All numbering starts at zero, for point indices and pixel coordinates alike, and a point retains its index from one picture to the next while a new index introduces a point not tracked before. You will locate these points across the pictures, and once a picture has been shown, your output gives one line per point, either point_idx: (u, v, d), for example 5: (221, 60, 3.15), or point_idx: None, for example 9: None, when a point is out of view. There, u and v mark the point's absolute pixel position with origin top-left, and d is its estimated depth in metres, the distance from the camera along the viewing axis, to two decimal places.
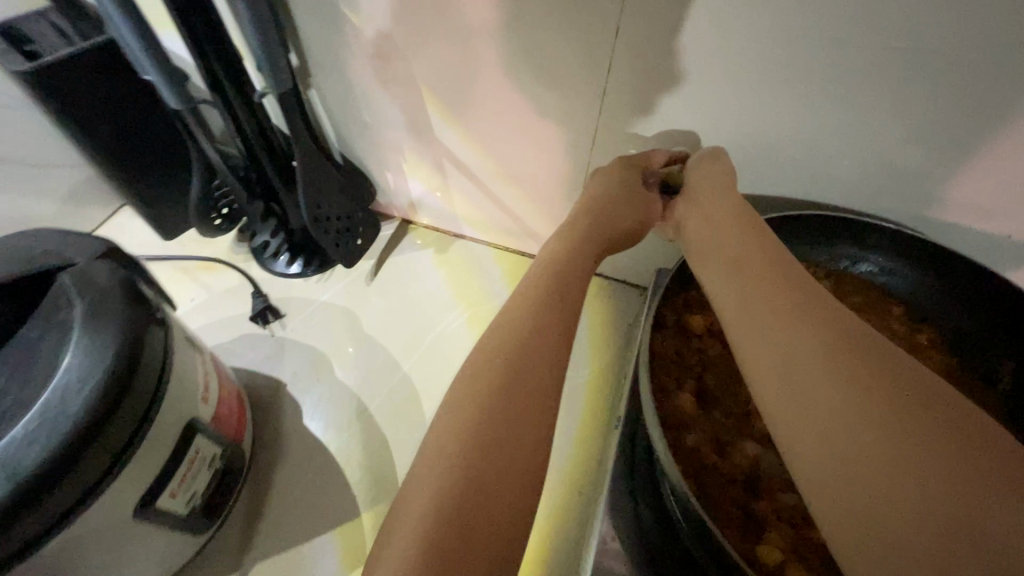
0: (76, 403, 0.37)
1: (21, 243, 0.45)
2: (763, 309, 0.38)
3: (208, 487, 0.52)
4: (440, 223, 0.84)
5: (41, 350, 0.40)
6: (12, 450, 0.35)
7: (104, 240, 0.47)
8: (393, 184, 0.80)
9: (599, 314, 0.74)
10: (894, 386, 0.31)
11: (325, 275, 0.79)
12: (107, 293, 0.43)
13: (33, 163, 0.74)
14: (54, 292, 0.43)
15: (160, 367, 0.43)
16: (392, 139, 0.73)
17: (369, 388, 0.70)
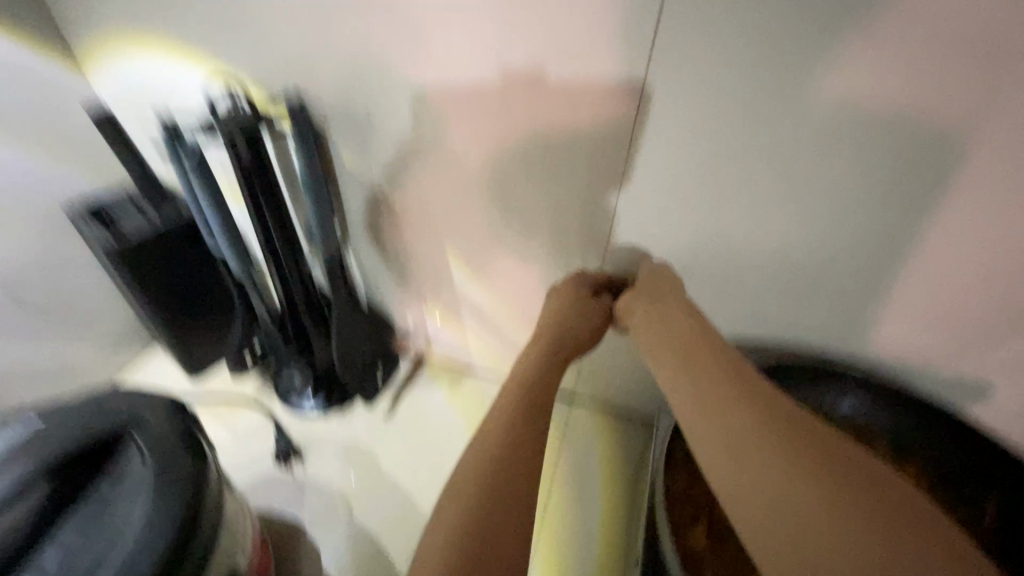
0: (147, 563, 0.40)
1: (95, 400, 0.49)
2: (721, 409, 0.41)
3: None
4: (453, 358, 0.90)
5: (112, 505, 0.44)
6: None
7: (170, 396, 0.52)
8: (412, 325, 0.88)
9: (609, 450, 0.79)
10: (803, 444, 0.37)
11: (345, 412, 0.84)
12: (176, 451, 0.47)
13: (87, 311, 0.82)
14: (127, 450, 0.47)
15: (213, 520, 0.46)
16: (417, 289, 0.82)
17: (388, 530, 0.71)
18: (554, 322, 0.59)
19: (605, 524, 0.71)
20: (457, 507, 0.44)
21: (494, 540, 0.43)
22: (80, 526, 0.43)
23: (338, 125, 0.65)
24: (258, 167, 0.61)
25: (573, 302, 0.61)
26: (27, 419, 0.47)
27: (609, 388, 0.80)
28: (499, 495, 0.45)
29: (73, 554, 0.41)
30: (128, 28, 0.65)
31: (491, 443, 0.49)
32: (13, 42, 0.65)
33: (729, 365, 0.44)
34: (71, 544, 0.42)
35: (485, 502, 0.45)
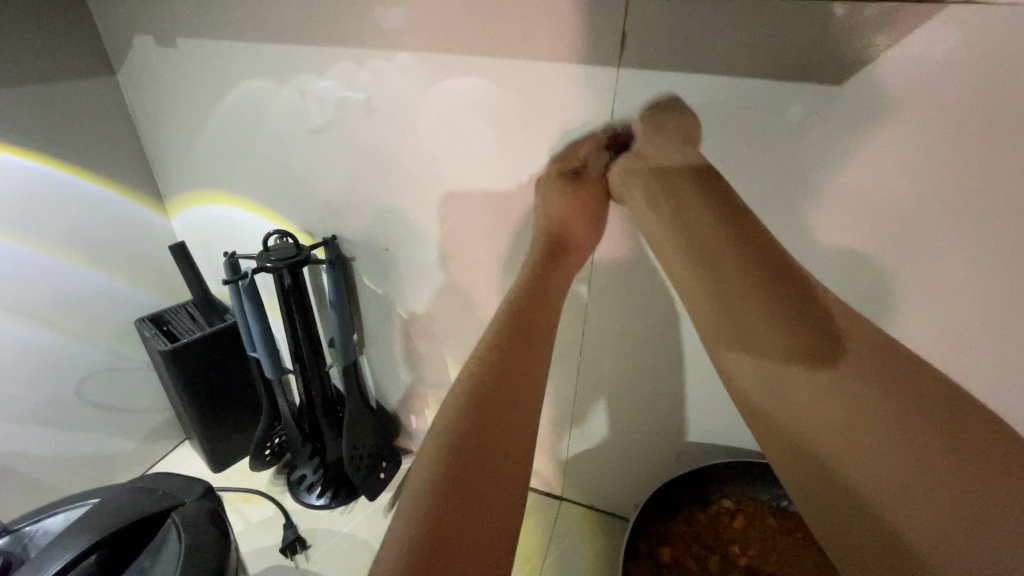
0: None
1: (145, 486, 0.60)
2: (779, 364, 0.46)
3: None
4: None
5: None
6: None
7: (204, 483, 0.62)
8: (415, 425, 0.98)
9: (594, 552, 0.83)
10: (889, 417, 0.41)
11: (348, 506, 0.90)
12: (206, 531, 0.55)
13: (133, 407, 0.94)
14: (165, 529, 0.56)
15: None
16: (421, 391, 0.93)
17: None
18: (552, 221, 0.57)
19: None
20: (445, 437, 0.40)
21: (483, 472, 0.40)
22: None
23: (363, 261, 0.82)
24: (296, 288, 0.76)
25: (563, 190, 0.58)
26: (91, 500, 0.57)
27: (592, 487, 0.87)
28: (484, 445, 0.41)
29: None
30: (210, 187, 0.85)
31: (472, 395, 0.43)
32: (123, 196, 0.85)
33: (772, 288, 0.47)
34: None
35: (469, 442, 0.40)
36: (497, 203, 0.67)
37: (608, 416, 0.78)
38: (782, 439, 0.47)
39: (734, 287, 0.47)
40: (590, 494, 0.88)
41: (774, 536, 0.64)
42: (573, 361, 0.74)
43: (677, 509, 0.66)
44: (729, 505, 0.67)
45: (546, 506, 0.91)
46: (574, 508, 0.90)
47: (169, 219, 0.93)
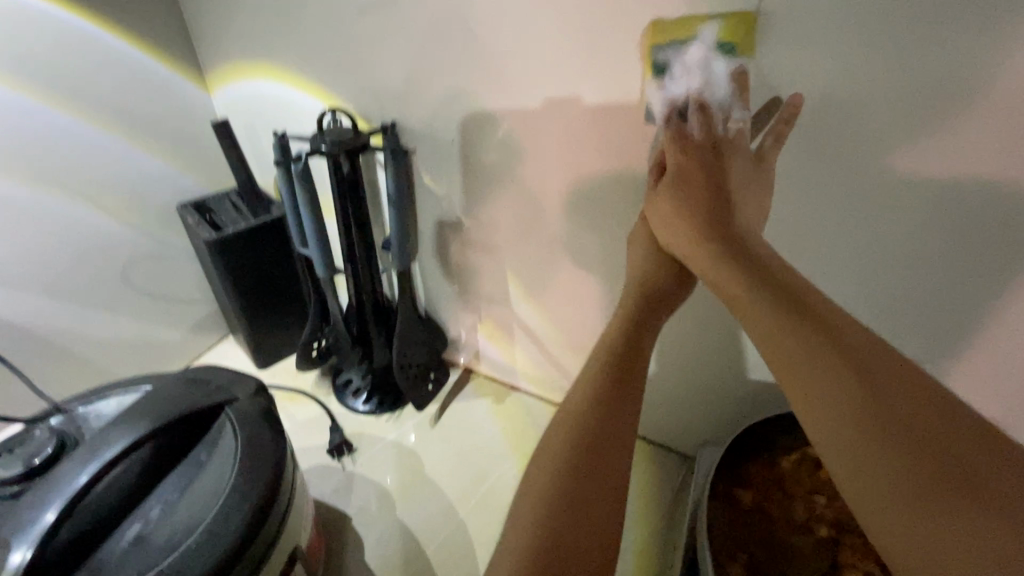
0: (235, 525, 0.45)
1: (197, 379, 0.56)
2: (795, 346, 0.35)
3: None
4: (500, 375, 0.94)
5: (209, 472, 0.49)
6: (183, 560, 0.42)
7: (257, 380, 0.59)
8: (465, 339, 0.93)
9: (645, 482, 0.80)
10: (816, 389, 0.33)
11: (395, 413, 0.89)
12: (262, 430, 0.52)
13: (178, 297, 0.91)
14: (219, 424, 0.53)
15: (287, 502, 0.51)
16: (474, 305, 0.87)
17: (428, 530, 0.74)
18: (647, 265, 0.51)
19: (639, 553, 0.72)
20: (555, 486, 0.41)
21: (577, 527, 0.39)
22: (180, 488, 0.48)
23: (424, 154, 0.72)
24: (352, 180, 0.68)
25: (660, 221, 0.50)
26: (144, 387, 0.54)
27: (650, 419, 0.82)
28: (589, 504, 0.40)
29: (172, 507, 0.46)
30: (253, 57, 0.75)
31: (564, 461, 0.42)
32: (156, 62, 0.76)
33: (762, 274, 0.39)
34: (170, 498, 0.47)
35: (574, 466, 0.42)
36: (590, 91, 0.55)
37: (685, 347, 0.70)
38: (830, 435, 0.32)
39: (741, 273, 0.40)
40: (644, 425, 0.83)
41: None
42: None
43: (756, 451, 0.60)
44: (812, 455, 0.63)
45: None
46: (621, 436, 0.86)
47: (207, 95, 0.84)
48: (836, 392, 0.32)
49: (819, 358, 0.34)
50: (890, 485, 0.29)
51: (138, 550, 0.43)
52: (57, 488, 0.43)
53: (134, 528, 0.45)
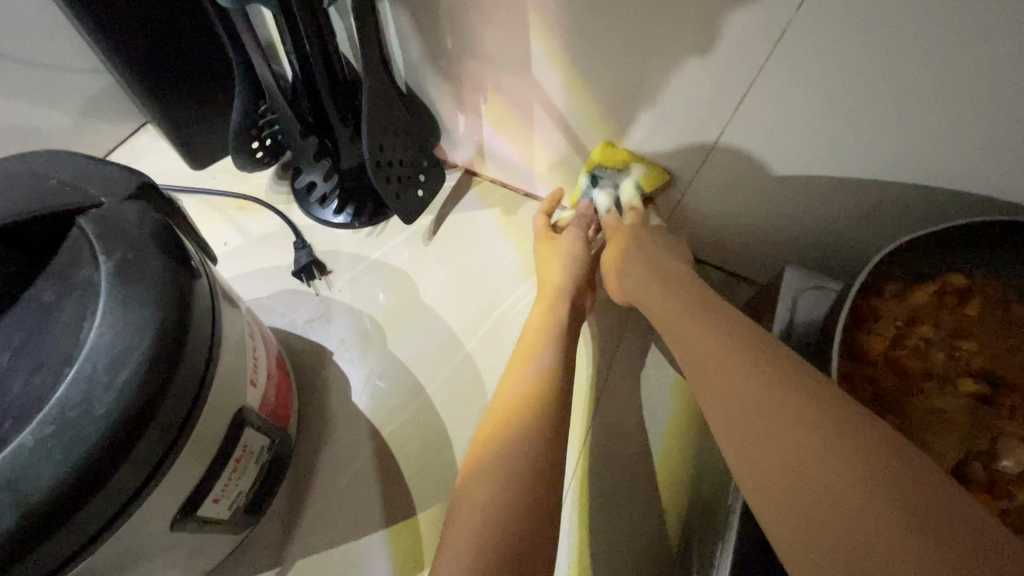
0: (105, 405, 0.28)
1: (26, 174, 0.34)
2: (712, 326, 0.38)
3: (254, 483, 0.44)
4: (510, 178, 0.71)
5: (57, 326, 0.30)
6: (26, 458, 0.26)
7: (135, 173, 0.36)
8: (463, 127, 0.68)
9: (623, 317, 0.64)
10: (724, 364, 0.34)
11: (377, 227, 0.69)
12: (141, 251, 0.32)
13: (47, 65, 0.62)
14: (75, 244, 0.33)
15: (206, 360, 0.33)
16: (473, 73, 0.60)
17: (427, 365, 0.61)
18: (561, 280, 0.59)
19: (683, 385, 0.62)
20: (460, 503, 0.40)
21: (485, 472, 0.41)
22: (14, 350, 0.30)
23: None
24: None
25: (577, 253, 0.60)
26: None
27: (705, 238, 0.66)
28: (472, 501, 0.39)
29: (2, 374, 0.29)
30: None
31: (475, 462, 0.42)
32: None
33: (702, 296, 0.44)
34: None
35: (519, 461, 0.41)
36: None
37: (795, 131, 0.47)
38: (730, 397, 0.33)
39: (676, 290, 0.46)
40: (698, 244, 0.68)
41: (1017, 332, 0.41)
42: (784, 17, 0.39)
43: (875, 284, 0.42)
44: (960, 283, 0.43)
45: None
46: None
47: None
48: (741, 366, 0.33)
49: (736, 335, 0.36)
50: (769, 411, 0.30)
51: None
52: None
53: None
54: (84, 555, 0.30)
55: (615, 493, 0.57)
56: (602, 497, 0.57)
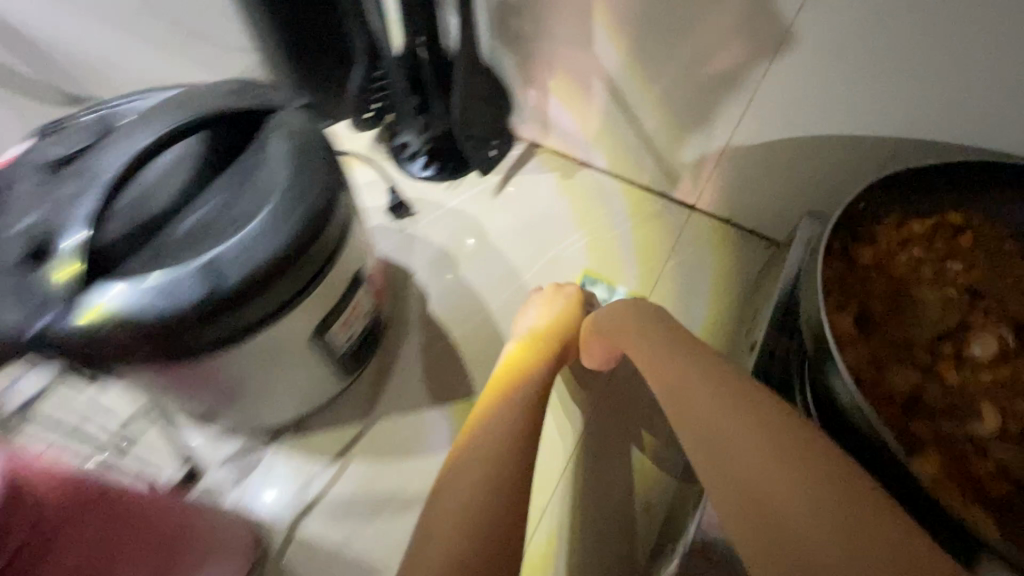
0: (291, 223, 0.42)
1: (236, 85, 0.49)
2: (714, 396, 0.40)
3: (359, 338, 0.57)
4: (570, 147, 0.83)
5: (253, 180, 0.44)
6: (241, 247, 0.40)
7: (302, 94, 0.51)
8: (532, 102, 0.80)
9: (649, 281, 0.75)
10: (691, 379, 0.42)
11: (455, 182, 0.82)
12: (311, 138, 0.46)
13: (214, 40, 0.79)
14: (264, 132, 0.47)
15: (343, 225, 0.47)
16: (545, 52, 0.72)
17: (489, 289, 0.72)
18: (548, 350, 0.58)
19: (708, 329, 0.71)
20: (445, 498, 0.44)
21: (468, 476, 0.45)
22: (226, 190, 0.44)
23: None
24: None
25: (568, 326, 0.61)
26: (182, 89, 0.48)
27: (736, 201, 0.75)
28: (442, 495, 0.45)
29: (225, 202, 0.43)
30: None
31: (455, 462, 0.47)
32: None
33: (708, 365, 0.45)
34: (223, 196, 0.44)
35: (496, 479, 0.44)
36: None
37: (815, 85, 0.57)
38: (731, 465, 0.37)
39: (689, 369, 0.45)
40: (730, 207, 0.77)
41: (1004, 267, 0.48)
42: None
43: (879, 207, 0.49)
44: (957, 222, 0.50)
45: (672, 215, 0.80)
46: (706, 221, 0.79)
47: None
48: (746, 435, 0.37)
49: (738, 408, 0.39)
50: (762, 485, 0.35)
51: (198, 236, 0.42)
52: (88, 184, 0.40)
53: (192, 218, 0.43)
54: (253, 333, 0.43)
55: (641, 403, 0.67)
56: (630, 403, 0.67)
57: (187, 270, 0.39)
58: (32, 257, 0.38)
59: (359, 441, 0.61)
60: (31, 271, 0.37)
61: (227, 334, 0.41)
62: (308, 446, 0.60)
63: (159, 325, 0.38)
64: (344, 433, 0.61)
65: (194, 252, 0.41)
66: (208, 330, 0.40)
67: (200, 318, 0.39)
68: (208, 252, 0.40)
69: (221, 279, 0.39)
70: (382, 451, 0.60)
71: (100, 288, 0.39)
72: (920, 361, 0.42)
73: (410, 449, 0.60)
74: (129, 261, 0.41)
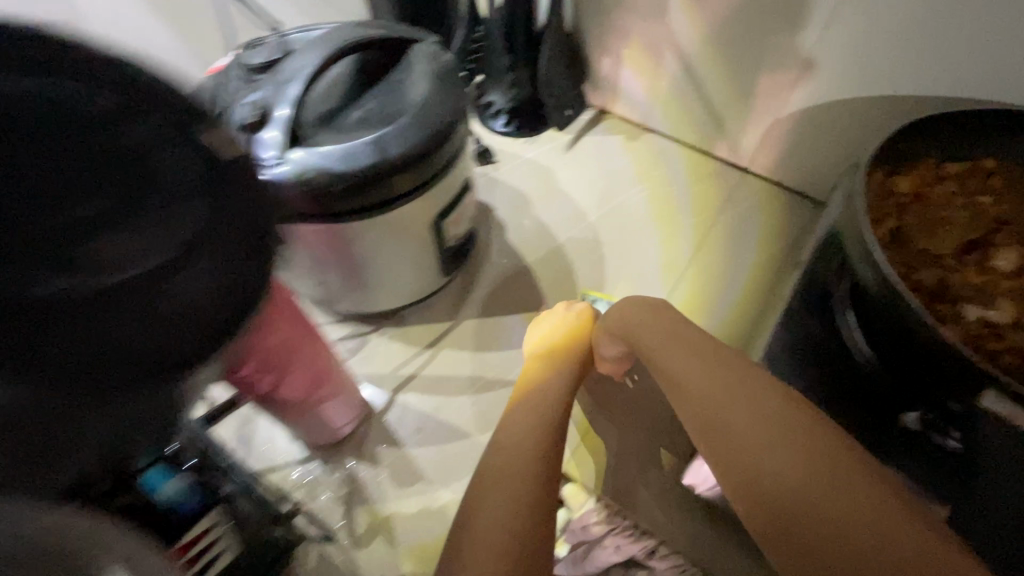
0: (438, 118, 0.54)
1: (384, 24, 0.62)
2: (705, 377, 0.46)
3: (459, 241, 0.69)
4: (636, 114, 0.92)
5: (401, 92, 0.57)
6: (402, 131, 0.52)
7: (433, 35, 0.64)
8: (605, 71, 0.90)
9: (703, 227, 0.83)
10: (686, 368, 0.48)
11: (532, 138, 0.92)
12: (448, 63, 0.59)
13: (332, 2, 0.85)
14: (408, 57, 0.59)
15: (463, 138, 0.59)
16: (623, 24, 0.83)
17: (561, 226, 0.83)
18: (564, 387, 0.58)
19: (756, 271, 0.79)
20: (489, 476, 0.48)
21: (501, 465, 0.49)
22: (379, 98, 0.56)
23: None
24: None
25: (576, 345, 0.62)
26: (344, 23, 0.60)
27: (786, 162, 0.84)
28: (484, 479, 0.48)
29: (382, 104, 0.56)
30: None
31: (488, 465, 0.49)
32: None
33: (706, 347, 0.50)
34: (380, 100, 0.56)
35: (523, 485, 0.47)
36: None
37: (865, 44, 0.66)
38: (727, 444, 0.42)
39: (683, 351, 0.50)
40: (781, 169, 0.85)
41: None
42: None
43: (920, 146, 0.56)
44: (991, 166, 0.57)
45: (726, 176, 0.88)
46: (757, 182, 0.87)
47: None
48: (748, 416, 0.43)
49: (728, 390, 0.45)
50: (765, 452, 0.40)
51: (364, 125, 0.54)
52: (291, 81, 0.53)
53: (356, 114, 0.55)
54: (393, 207, 0.54)
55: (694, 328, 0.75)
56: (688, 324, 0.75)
57: (357, 143, 0.51)
58: (250, 124, 0.51)
59: (448, 335, 0.72)
60: (249, 134, 0.50)
61: (383, 199, 0.53)
62: (405, 335, 0.72)
63: (334, 181, 0.50)
64: (435, 329, 0.72)
65: (360, 135, 0.53)
66: (373, 192, 0.52)
67: (370, 179, 0.51)
68: (375, 132, 0.52)
69: (388, 150, 0.51)
70: (467, 345, 0.71)
71: (291, 152, 0.50)
72: (946, 262, 0.51)
73: (491, 344, 0.71)
74: (307, 138, 0.53)
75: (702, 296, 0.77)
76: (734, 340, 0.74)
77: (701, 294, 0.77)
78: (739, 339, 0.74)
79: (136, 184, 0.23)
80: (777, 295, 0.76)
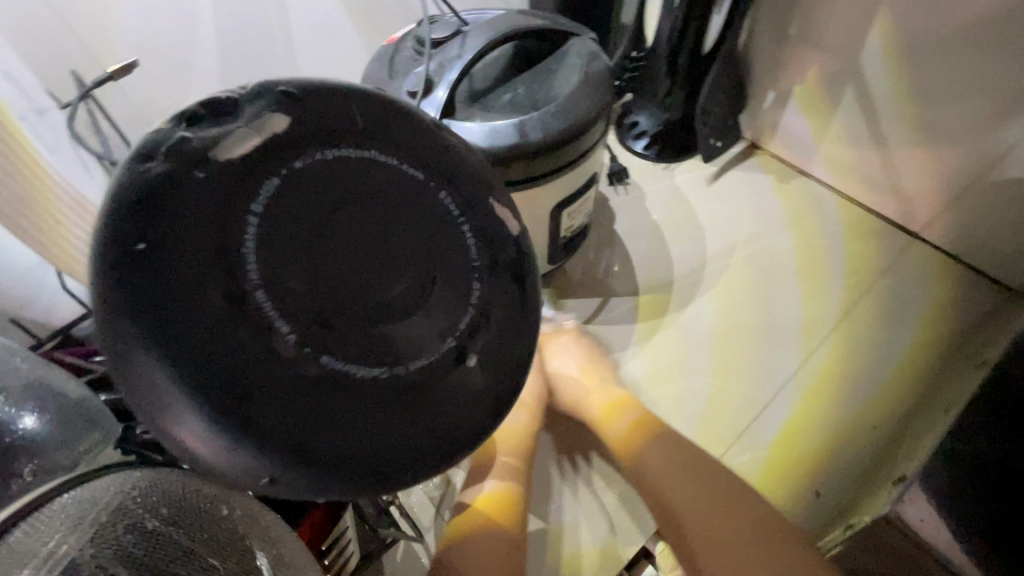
0: (581, 114, 0.56)
1: (545, 14, 0.64)
2: (702, 501, 0.53)
3: (575, 231, 0.72)
4: (794, 155, 0.85)
5: (550, 82, 0.59)
6: (546, 120, 0.55)
7: (590, 31, 0.65)
8: (768, 105, 0.83)
9: (854, 292, 0.75)
10: (683, 496, 0.53)
11: (671, 165, 0.88)
12: (598, 62, 0.60)
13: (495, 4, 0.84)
14: (563, 49, 0.62)
15: (593, 141, 0.60)
16: (802, 59, 0.76)
17: (690, 265, 0.79)
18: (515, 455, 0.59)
19: (914, 351, 0.70)
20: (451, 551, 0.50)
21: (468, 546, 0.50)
22: (529, 84, 0.59)
23: None
24: None
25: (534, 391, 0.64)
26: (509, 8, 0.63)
27: (968, 235, 0.73)
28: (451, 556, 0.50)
29: (531, 92, 0.58)
30: None
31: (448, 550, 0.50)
32: None
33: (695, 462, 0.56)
34: (527, 87, 0.59)
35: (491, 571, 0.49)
36: None
37: None
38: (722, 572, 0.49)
39: (680, 467, 0.55)
40: (960, 241, 0.74)
41: None
42: None
43: None
44: None
45: (890, 237, 0.79)
46: (928, 252, 0.77)
47: None
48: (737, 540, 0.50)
49: (721, 517, 0.51)
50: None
51: (511, 108, 0.57)
52: (453, 62, 0.56)
53: (506, 97, 0.59)
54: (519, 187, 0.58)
55: (830, 401, 0.68)
56: (818, 399, 0.68)
57: (502, 124, 0.54)
58: (417, 93, 0.55)
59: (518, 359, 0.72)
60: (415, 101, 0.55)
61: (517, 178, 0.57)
62: None
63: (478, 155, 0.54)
64: None
65: (505, 115, 0.57)
66: (508, 168, 0.56)
67: (508, 158, 0.55)
68: (521, 117, 0.55)
69: (531, 137, 0.54)
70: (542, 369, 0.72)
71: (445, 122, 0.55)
72: None
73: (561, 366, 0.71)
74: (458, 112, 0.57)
75: (841, 367, 0.70)
76: (872, 425, 0.66)
77: (841, 365, 0.70)
78: (878, 424, 0.66)
79: (464, 277, 0.26)
80: (933, 385, 0.67)
